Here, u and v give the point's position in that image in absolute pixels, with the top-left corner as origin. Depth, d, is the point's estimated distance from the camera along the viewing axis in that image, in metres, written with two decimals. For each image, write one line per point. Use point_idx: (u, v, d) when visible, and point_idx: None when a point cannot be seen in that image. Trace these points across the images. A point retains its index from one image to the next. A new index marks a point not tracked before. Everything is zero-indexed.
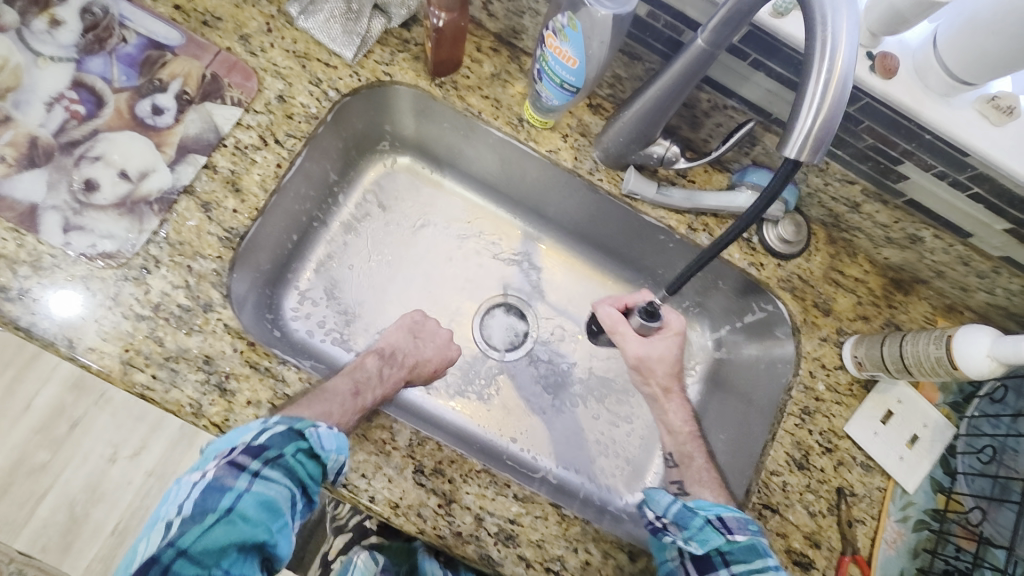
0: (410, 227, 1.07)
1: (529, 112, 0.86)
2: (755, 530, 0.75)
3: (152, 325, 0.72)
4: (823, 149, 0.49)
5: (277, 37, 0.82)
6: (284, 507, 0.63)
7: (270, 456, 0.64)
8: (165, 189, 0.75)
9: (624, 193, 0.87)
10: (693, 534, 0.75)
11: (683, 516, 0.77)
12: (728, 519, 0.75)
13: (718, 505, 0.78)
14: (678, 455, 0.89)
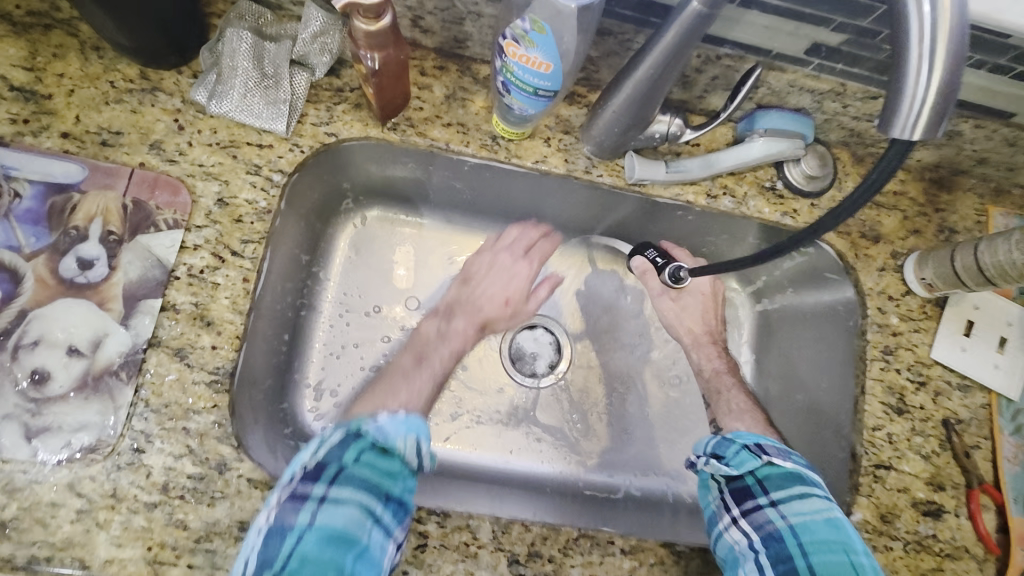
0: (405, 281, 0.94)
1: (500, 125, 0.75)
2: (797, 462, 0.71)
3: (168, 509, 0.61)
4: (947, 113, 0.44)
5: (192, 133, 0.69)
6: (357, 537, 0.61)
7: (331, 474, 0.63)
8: (127, 351, 0.63)
9: (630, 181, 0.77)
10: (731, 456, 0.72)
11: (722, 444, 0.74)
12: (771, 449, 0.72)
13: (760, 436, 0.74)
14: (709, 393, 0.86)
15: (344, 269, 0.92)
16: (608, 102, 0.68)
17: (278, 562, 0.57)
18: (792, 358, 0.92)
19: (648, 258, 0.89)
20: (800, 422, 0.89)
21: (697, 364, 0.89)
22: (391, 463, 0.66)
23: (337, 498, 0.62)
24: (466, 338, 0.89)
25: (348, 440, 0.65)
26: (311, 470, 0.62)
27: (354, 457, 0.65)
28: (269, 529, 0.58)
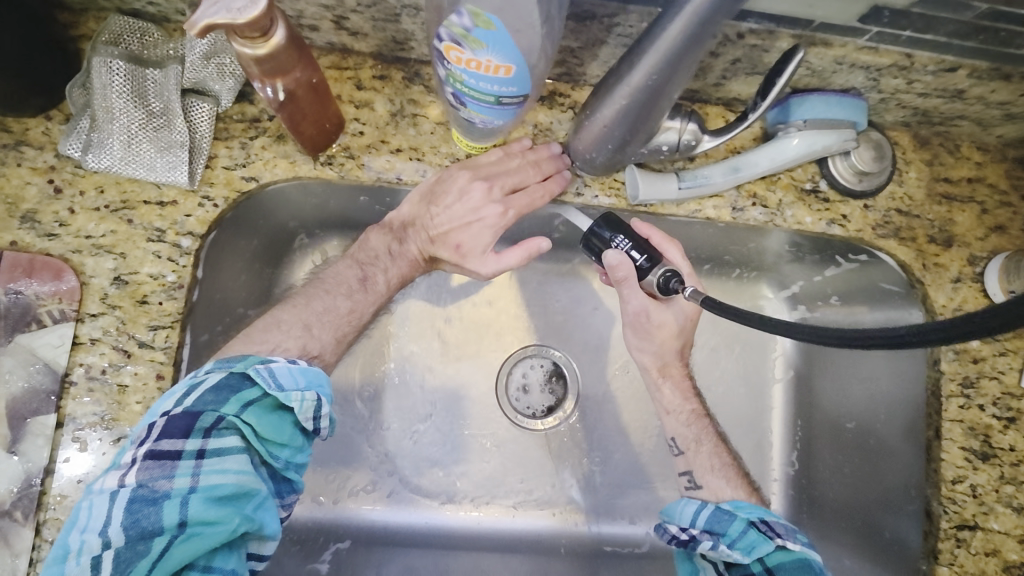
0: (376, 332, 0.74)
1: (462, 142, 0.59)
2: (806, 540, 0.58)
3: None
4: None
5: (73, 195, 0.55)
6: (252, 489, 0.46)
7: (207, 423, 0.46)
8: (20, 484, 0.51)
9: (632, 201, 0.61)
10: (734, 539, 0.57)
11: (718, 519, 0.59)
12: (776, 524, 0.58)
13: (761, 508, 0.60)
14: (683, 441, 0.67)
15: None
16: (596, 112, 0.51)
17: (146, 536, 0.43)
18: (835, 381, 0.81)
19: (624, 251, 0.57)
20: (857, 460, 0.77)
21: (667, 401, 0.68)
22: (283, 421, 0.48)
23: (218, 447, 0.46)
24: (415, 262, 0.62)
25: (234, 387, 0.48)
26: (177, 420, 0.45)
27: (239, 411, 0.47)
28: (136, 493, 0.44)
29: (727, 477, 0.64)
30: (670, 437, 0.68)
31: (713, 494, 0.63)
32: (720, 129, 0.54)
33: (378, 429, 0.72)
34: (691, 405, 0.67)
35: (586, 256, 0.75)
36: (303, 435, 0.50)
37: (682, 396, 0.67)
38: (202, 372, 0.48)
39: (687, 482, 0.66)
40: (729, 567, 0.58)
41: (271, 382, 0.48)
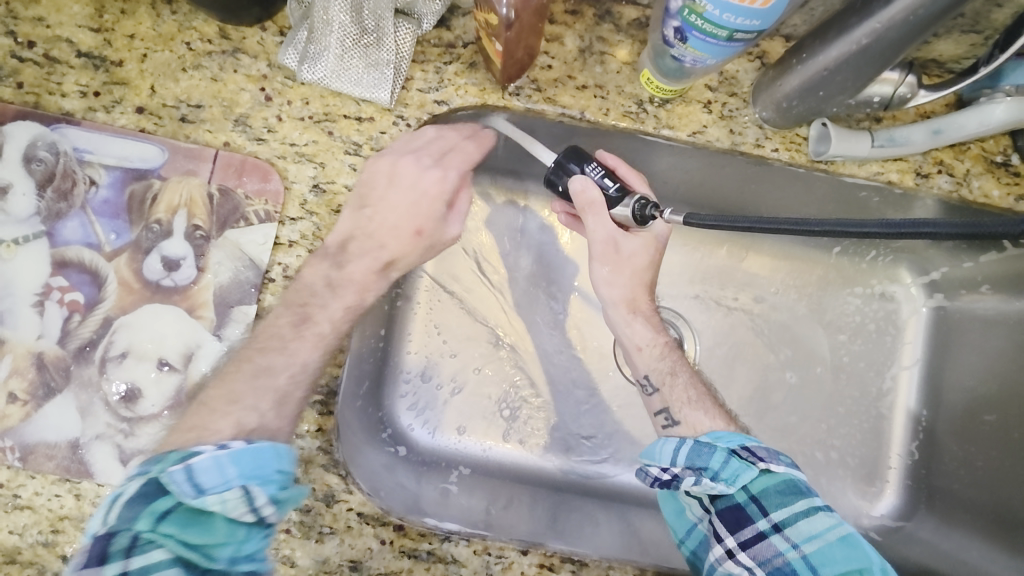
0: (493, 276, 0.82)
1: (652, 83, 0.59)
2: (790, 462, 0.56)
3: (274, 543, 0.55)
4: None
5: (281, 105, 0.58)
6: None
7: (123, 542, 0.44)
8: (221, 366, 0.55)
9: (814, 157, 0.60)
10: (719, 471, 0.54)
11: (697, 451, 0.55)
12: (755, 448, 0.56)
13: (739, 433, 0.57)
14: (657, 377, 0.63)
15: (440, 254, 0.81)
16: (819, 54, 0.50)
17: None
18: (966, 368, 0.81)
19: (596, 178, 0.60)
20: (994, 453, 0.76)
21: (636, 338, 0.63)
22: (215, 521, 0.46)
23: (143, 565, 0.43)
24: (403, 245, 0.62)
25: (149, 496, 0.45)
26: (98, 544, 0.44)
27: (152, 524, 0.44)
28: None
29: (704, 408, 0.61)
30: (644, 377, 0.63)
31: (691, 429, 0.59)
32: (936, 85, 0.54)
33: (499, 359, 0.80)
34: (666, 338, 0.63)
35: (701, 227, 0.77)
36: (246, 526, 0.47)
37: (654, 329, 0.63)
38: (125, 481, 0.47)
39: (664, 421, 0.62)
40: (714, 501, 0.56)
41: (189, 486, 0.45)
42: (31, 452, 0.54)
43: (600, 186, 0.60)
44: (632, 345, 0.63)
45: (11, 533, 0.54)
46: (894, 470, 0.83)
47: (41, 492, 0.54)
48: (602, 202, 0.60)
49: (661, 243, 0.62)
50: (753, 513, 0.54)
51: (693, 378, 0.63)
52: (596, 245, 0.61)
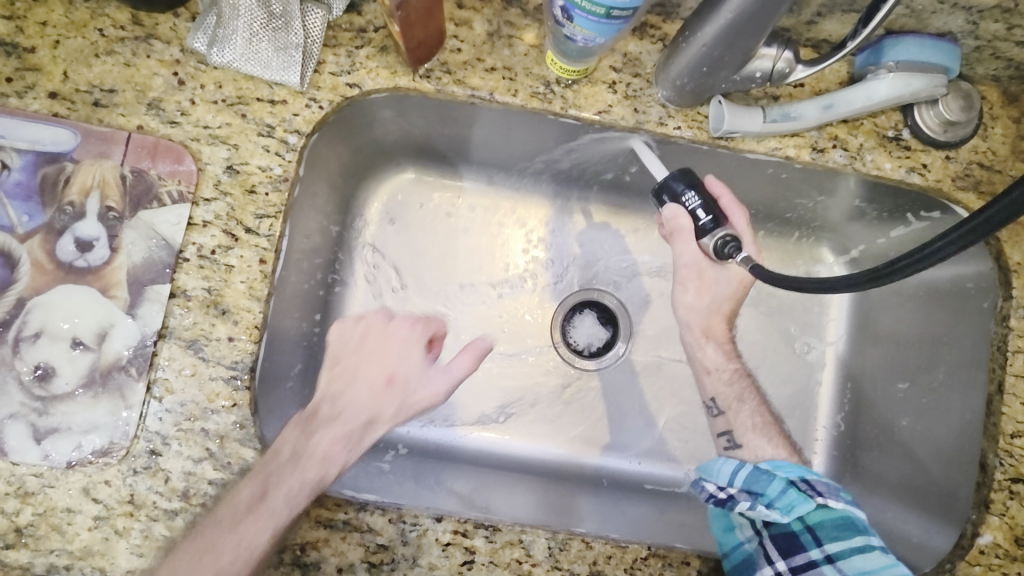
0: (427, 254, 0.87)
1: (556, 64, 0.61)
2: (851, 499, 0.61)
3: (189, 517, 0.56)
4: None
5: (194, 88, 0.59)
6: None
7: None
8: (135, 344, 0.56)
9: (714, 134, 0.62)
10: (775, 499, 0.59)
11: (758, 481, 0.60)
12: (817, 482, 0.60)
13: (800, 465, 0.62)
14: (724, 400, 0.70)
15: (378, 237, 0.85)
16: (698, 32, 0.54)
17: None
18: (885, 340, 0.84)
19: (690, 208, 0.63)
20: (909, 419, 0.80)
21: (708, 359, 0.71)
22: None
23: None
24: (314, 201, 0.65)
25: None
26: None
27: None
28: None
29: (768, 436, 0.68)
30: (711, 398, 0.71)
31: (753, 453, 0.67)
32: (813, 60, 0.57)
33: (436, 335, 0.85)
34: (732, 363, 0.71)
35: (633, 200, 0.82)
36: None
37: (725, 357, 0.71)
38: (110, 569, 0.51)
39: (726, 441, 0.70)
40: (766, 525, 0.61)
41: None
42: None
43: (691, 214, 0.64)
44: (702, 367, 0.71)
45: None
46: (821, 441, 0.85)
47: None
48: (693, 230, 0.64)
49: (744, 281, 0.68)
50: (806, 542, 0.59)
51: (758, 407, 0.71)
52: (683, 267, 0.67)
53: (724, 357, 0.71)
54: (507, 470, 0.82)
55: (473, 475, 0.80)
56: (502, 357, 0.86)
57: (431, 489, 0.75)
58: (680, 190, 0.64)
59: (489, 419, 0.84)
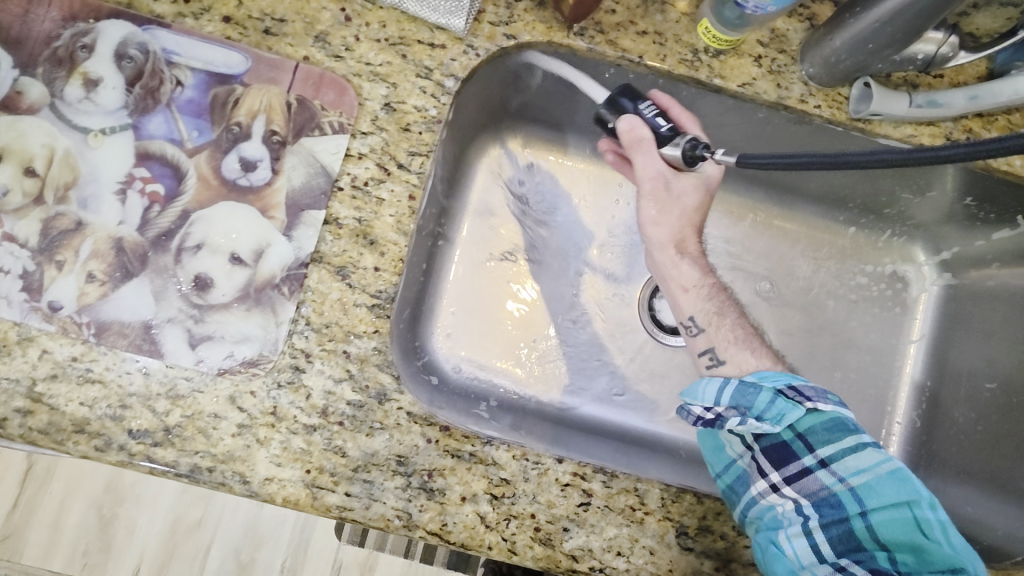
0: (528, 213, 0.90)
1: (709, 32, 0.63)
2: (837, 401, 0.59)
3: (326, 434, 0.58)
4: None
5: (360, 26, 0.61)
6: None
7: None
8: (289, 265, 0.59)
9: (853, 115, 0.64)
10: (765, 412, 0.57)
11: (748, 396, 0.58)
12: (803, 388, 0.59)
13: (785, 373, 0.60)
14: (703, 318, 0.65)
15: (483, 196, 0.87)
16: (873, 7, 0.56)
17: None
18: (969, 339, 0.86)
19: (649, 118, 0.64)
20: (994, 417, 0.82)
21: (684, 275, 0.65)
22: None
23: None
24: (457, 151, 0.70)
25: None
26: None
27: None
28: None
29: (751, 347, 0.64)
30: (689, 318, 0.65)
31: (737, 367, 0.63)
32: (977, 47, 0.62)
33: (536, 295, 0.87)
34: (711, 279, 0.65)
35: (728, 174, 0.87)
36: None
37: (701, 270, 0.66)
38: None
39: (709, 361, 0.64)
40: (757, 439, 0.60)
41: None
42: (106, 329, 0.57)
43: (651, 125, 0.64)
44: (678, 286, 0.65)
45: (81, 405, 0.56)
46: (897, 435, 0.88)
47: (112, 369, 0.57)
48: (653, 140, 0.65)
49: (711, 186, 0.66)
50: (799, 449, 0.58)
51: (738, 319, 0.66)
52: (647, 181, 0.65)
53: (701, 274, 0.66)
54: (593, 433, 0.83)
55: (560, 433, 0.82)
56: (596, 325, 0.88)
57: (529, 437, 0.76)
58: (634, 106, 0.65)
59: (581, 383, 0.86)
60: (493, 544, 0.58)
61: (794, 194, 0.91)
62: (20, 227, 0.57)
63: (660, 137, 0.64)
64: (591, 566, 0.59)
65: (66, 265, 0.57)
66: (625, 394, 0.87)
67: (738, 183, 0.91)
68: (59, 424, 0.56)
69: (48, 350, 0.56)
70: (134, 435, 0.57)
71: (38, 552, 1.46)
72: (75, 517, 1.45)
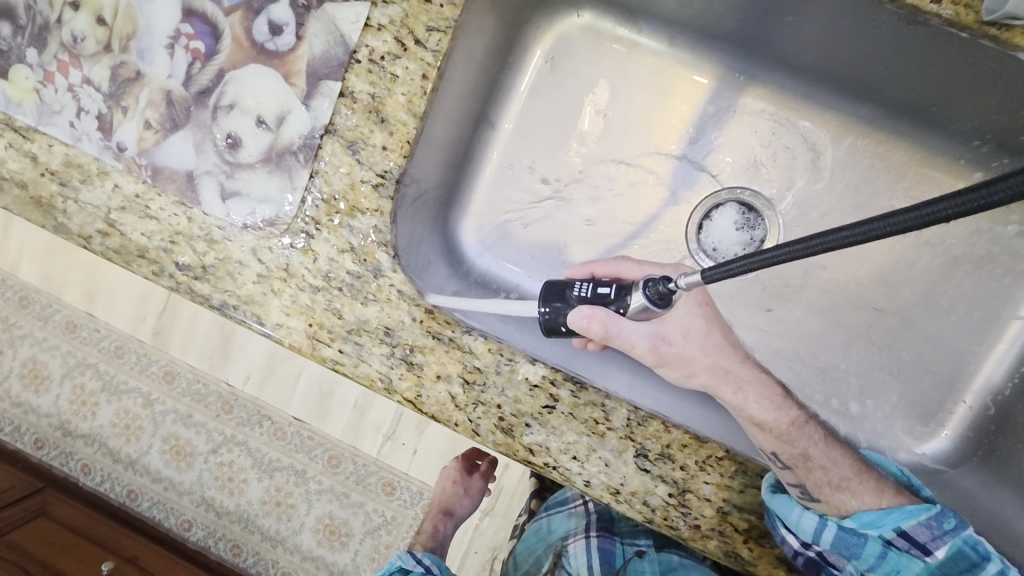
0: (583, 99, 0.83)
1: None
2: (952, 532, 0.61)
3: (328, 296, 0.64)
4: None
5: None
6: None
7: None
8: (306, 133, 0.61)
9: (984, 17, 0.57)
10: (873, 564, 0.62)
11: (849, 544, 0.62)
12: (914, 533, 0.61)
13: (892, 514, 0.61)
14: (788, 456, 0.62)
15: (535, 80, 0.83)
16: None
17: None
18: None
19: (591, 292, 0.65)
20: None
21: (757, 415, 0.64)
22: None
23: None
24: None
25: None
26: None
27: None
28: None
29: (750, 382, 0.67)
30: (772, 454, 0.61)
31: (835, 510, 0.62)
32: None
33: (574, 194, 0.84)
34: (789, 415, 0.64)
35: (822, 74, 0.75)
36: None
37: (772, 407, 0.64)
38: None
39: (801, 493, 0.61)
40: None
41: None
42: (159, 172, 0.65)
43: (599, 299, 0.65)
44: (753, 423, 0.63)
45: (143, 236, 0.66)
46: (958, 417, 0.78)
47: (164, 209, 0.65)
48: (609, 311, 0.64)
49: (699, 300, 0.71)
50: None
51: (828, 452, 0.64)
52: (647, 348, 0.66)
53: (773, 410, 0.64)
54: None
55: None
56: (638, 235, 0.83)
57: None
58: (569, 300, 0.66)
59: None
60: (459, 422, 0.63)
61: (925, 128, 0.74)
62: (95, 71, 0.65)
63: (618, 304, 0.65)
64: (545, 462, 0.61)
65: (130, 111, 0.65)
66: None
67: (844, 100, 0.77)
68: (128, 248, 0.66)
69: (119, 185, 0.66)
70: (181, 268, 0.65)
71: (179, 348, 1.83)
72: (205, 325, 1.81)
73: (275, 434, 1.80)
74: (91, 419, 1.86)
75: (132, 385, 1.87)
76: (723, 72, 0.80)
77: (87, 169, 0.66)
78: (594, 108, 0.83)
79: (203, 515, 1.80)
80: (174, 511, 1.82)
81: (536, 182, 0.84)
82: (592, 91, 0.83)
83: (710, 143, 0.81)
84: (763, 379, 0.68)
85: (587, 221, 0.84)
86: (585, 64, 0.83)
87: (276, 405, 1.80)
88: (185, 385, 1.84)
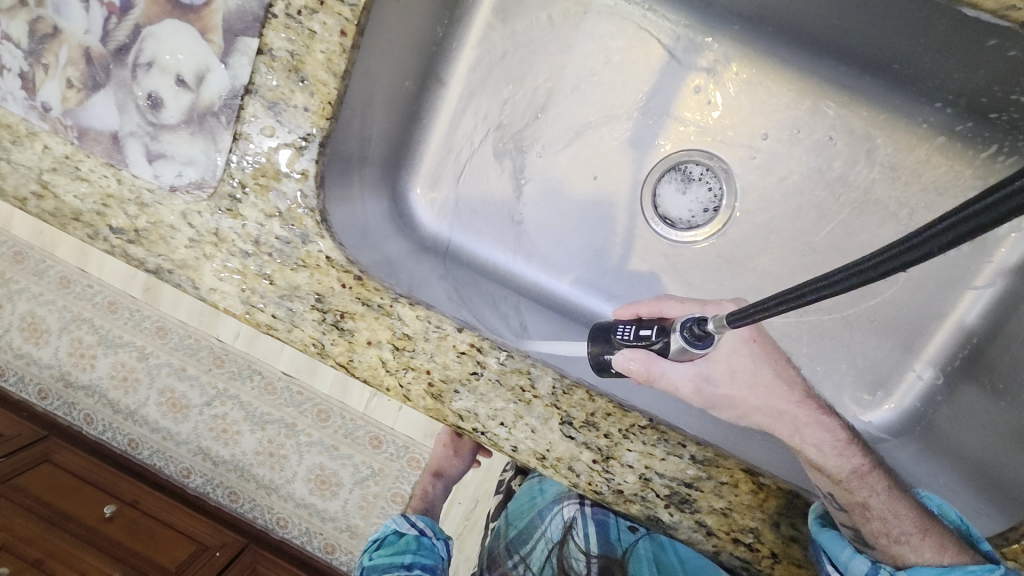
0: (534, 51, 0.79)
1: None
2: None
3: (259, 262, 0.63)
4: None
5: None
6: None
7: None
8: (227, 94, 0.60)
9: None
10: None
11: None
12: None
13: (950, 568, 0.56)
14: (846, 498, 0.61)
15: (483, 31, 0.79)
16: None
17: None
18: None
19: (635, 335, 0.63)
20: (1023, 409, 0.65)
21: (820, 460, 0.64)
22: None
23: None
24: None
25: None
26: None
27: None
28: None
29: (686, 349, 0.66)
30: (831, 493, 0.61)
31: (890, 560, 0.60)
32: None
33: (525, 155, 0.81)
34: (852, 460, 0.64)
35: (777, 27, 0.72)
36: None
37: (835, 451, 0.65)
38: None
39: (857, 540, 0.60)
40: None
41: None
42: (85, 133, 0.63)
43: (642, 342, 0.63)
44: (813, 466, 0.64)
45: (74, 198, 0.65)
46: (908, 387, 0.78)
47: (94, 171, 0.64)
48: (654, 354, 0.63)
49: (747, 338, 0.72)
50: None
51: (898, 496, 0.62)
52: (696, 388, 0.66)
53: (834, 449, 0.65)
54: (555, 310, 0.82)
55: (520, 302, 0.82)
56: (591, 198, 0.81)
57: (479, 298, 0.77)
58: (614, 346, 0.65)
59: (557, 259, 0.82)
60: (391, 387, 0.63)
61: (885, 86, 0.71)
62: (13, 26, 0.63)
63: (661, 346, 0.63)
64: (474, 427, 0.62)
65: (50, 68, 0.63)
66: (602, 278, 0.82)
67: (800, 56, 0.73)
68: (62, 211, 0.65)
69: (48, 146, 0.65)
70: (115, 231, 0.65)
71: (170, 304, 1.88)
72: None
73: (265, 389, 1.84)
74: (90, 370, 1.90)
75: (126, 339, 1.89)
76: (677, 25, 0.77)
77: (15, 129, 0.65)
78: (546, 62, 0.79)
79: (201, 462, 1.86)
80: (174, 458, 1.88)
81: (487, 142, 0.81)
82: (546, 44, 0.79)
83: (665, 100, 0.78)
84: (822, 422, 0.68)
85: (540, 184, 0.81)
86: (536, 14, 0.78)
87: (265, 360, 1.85)
88: (178, 340, 1.88)
